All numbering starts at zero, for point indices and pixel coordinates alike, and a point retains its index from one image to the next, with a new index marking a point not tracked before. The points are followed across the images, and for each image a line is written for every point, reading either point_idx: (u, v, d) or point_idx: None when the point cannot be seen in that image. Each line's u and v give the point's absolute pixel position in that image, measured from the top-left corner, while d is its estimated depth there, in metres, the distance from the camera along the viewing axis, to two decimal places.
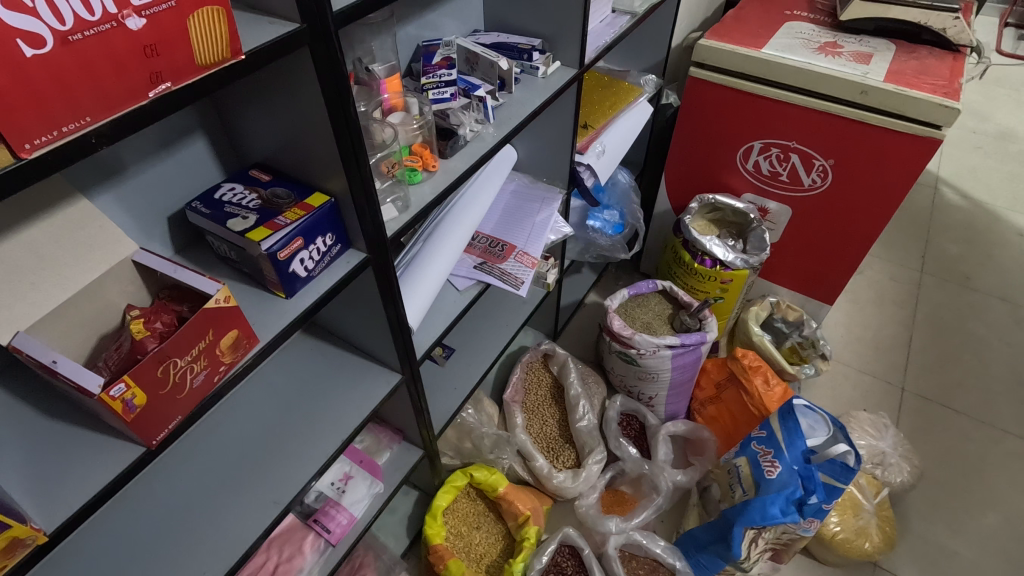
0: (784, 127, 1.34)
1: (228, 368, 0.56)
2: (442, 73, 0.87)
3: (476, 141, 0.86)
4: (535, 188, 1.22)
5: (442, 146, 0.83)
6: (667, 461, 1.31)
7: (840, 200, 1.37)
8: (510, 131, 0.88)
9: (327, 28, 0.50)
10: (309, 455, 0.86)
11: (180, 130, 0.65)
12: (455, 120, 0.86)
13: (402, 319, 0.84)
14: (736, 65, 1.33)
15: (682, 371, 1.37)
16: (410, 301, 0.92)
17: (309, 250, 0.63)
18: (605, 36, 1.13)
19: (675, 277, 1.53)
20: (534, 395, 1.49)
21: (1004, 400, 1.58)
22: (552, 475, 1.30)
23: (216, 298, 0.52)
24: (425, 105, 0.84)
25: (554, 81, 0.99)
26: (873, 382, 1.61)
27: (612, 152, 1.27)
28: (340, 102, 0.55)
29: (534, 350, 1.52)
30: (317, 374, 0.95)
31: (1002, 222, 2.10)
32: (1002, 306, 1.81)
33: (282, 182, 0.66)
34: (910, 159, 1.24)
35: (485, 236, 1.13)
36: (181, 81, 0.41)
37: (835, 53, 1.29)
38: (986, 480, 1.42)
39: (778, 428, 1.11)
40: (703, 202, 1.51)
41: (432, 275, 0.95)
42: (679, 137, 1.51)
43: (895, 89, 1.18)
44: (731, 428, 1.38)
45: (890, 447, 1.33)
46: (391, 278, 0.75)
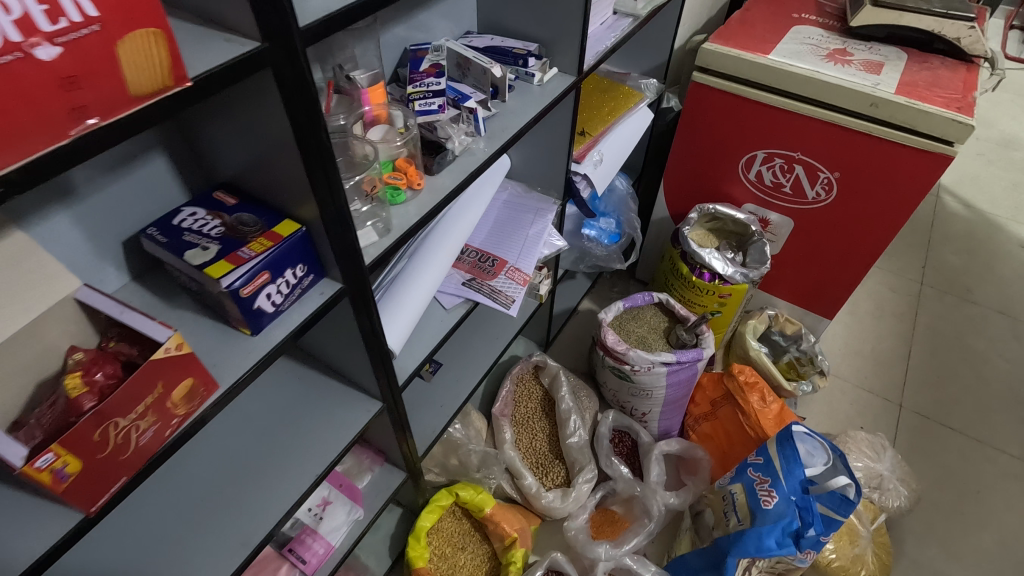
0: (789, 138, 1.29)
1: (181, 421, 0.51)
2: (430, 82, 0.80)
3: (466, 156, 0.80)
4: (528, 198, 1.17)
5: (429, 163, 0.77)
6: (660, 483, 1.27)
7: (844, 214, 1.33)
8: (502, 145, 0.82)
9: (292, 48, 0.44)
10: (284, 489, 0.82)
11: (138, 146, 0.59)
12: (442, 134, 0.79)
13: (383, 347, 0.78)
14: (742, 71, 1.27)
15: (677, 388, 1.33)
16: (390, 325, 0.85)
17: (277, 284, 0.57)
18: (605, 40, 1.07)
19: (671, 289, 1.48)
20: (523, 408, 1.45)
21: (1003, 419, 1.54)
22: (541, 494, 1.26)
23: (165, 348, 0.47)
24: (411, 118, 0.77)
25: (551, 89, 0.94)
26: (870, 398, 1.57)
27: (610, 160, 1.21)
28: (309, 126, 0.49)
29: (525, 361, 1.48)
30: (296, 399, 0.90)
31: (1003, 232, 2.06)
32: (1002, 320, 1.78)
33: (248, 207, 0.60)
34: (920, 175, 1.19)
35: (475, 250, 1.07)
36: (111, 116, 0.35)
37: (845, 61, 1.24)
38: (983, 501, 1.39)
39: (775, 455, 1.07)
40: (702, 213, 1.45)
41: (416, 295, 0.89)
42: (679, 143, 1.45)
43: (907, 102, 1.13)
44: (726, 447, 1.33)
45: (887, 469, 1.30)
46: (369, 309, 0.69)
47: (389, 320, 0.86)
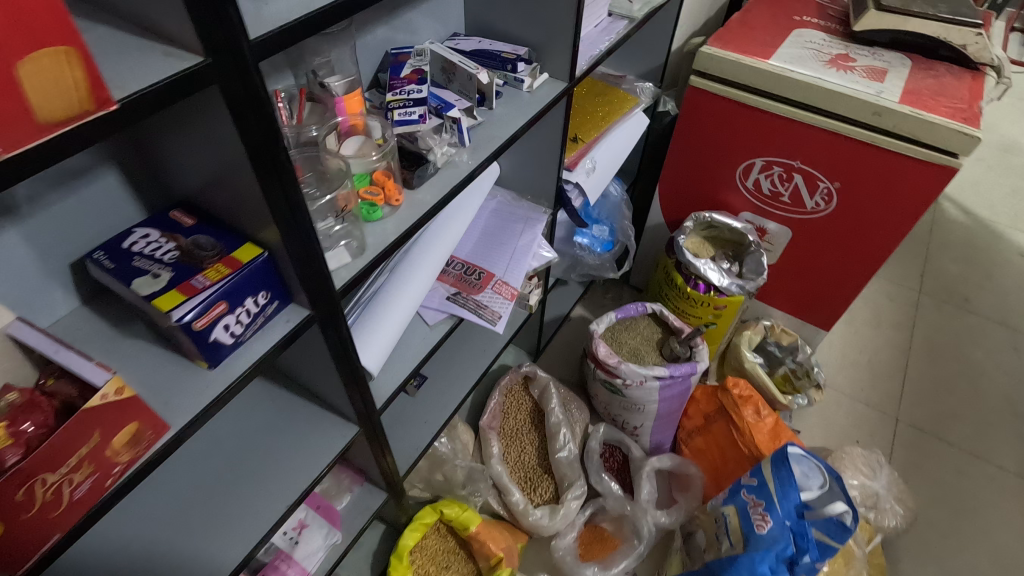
0: (789, 146, 1.25)
1: (125, 468, 0.46)
2: (411, 89, 0.75)
3: (448, 169, 0.76)
4: (518, 206, 1.12)
5: (408, 176, 0.72)
6: (650, 501, 1.23)
7: (844, 225, 1.29)
8: (488, 157, 0.77)
9: (242, 64, 0.39)
10: (254, 517, 0.77)
11: (86, 160, 0.54)
12: (423, 145, 0.74)
13: (358, 371, 0.74)
14: (741, 76, 1.22)
15: (670, 402, 1.30)
16: (365, 345, 0.80)
17: (236, 314, 0.53)
18: (600, 43, 1.02)
19: (665, 298, 1.44)
20: (512, 419, 1.41)
21: (1000, 433, 1.52)
22: (529, 512, 1.23)
23: (101, 394, 0.43)
24: (390, 129, 0.72)
25: (541, 96, 0.89)
26: (867, 411, 1.54)
27: (603, 168, 1.17)
28: (265, 146, 0.44)
29: (514, 372, 1.44)
30: (270, 421, 0.85)
31: (1002, 240, 2.03)
32: (1001, 331, 1.75)
33: (206, 229, 0.55)
34: (922, 187, 1.15)
35: (461, 262, 1.03)
36: (18, 146, 0.31)
37: (848, 67, 1.19)
38: (980, 518, 1.36)
39: (770, 478, 1.03)
40: (698, 221, 1.41)
41: (396, 313, 0.83)
42: (675, 148, 1.41)
43: (911, 111, 1.09)
44: (718, 464, 1.30)
45: (883, 487, 1.27)
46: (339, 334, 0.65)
47: (365, 340, 0.80)
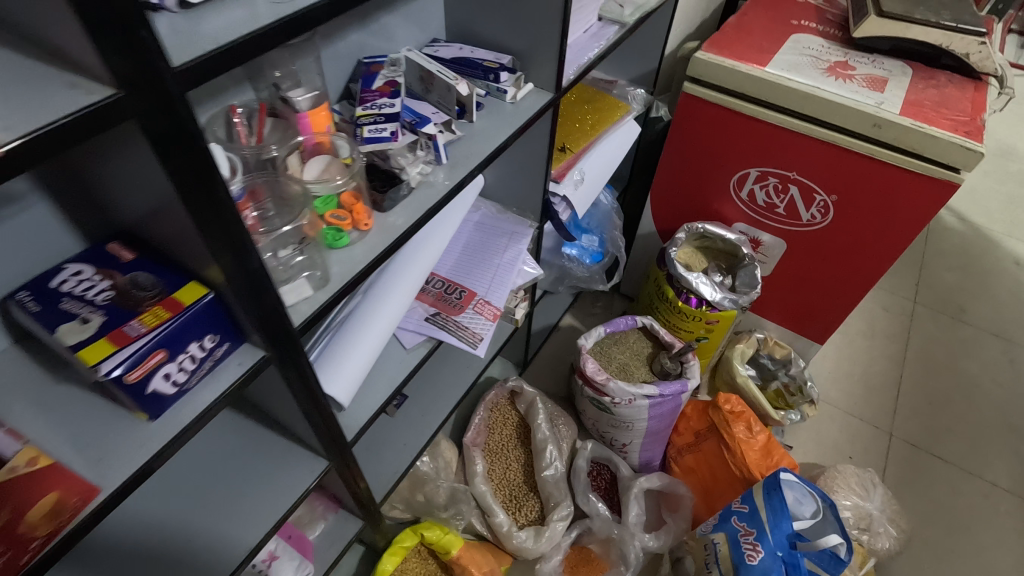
0: (785, 157, 1.20)
1: (45, 542, 0.41)
2: (382, 104, 0.70)
3: (424, 189, 0.71)
4: (503, 219, 1.07)
5: (380, 197, 0.67)
6: (638, 523, 1.20)
7: (841, 238, 1.24)
8: (467, 175, 0.72)
9: (166, 96, 0.34)
10: (215, 563, 0.71)
11: (11, 190, 0.48)
12: (395, 164, 0.69)
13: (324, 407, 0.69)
14: (737, 84, 1.18)
15: (660, 419, 1.26)
16: (332, 375, 0.73)
17: (177, 362, 0.47)
18: (589, 49, 0.97)
19: (656, 311, 1.40)
20: (498, 435, 1.37)
21: (995, 449, 1.49)
22: (513, 534, 1.18)
23: (12, 465, 0.44)
24: (356, 148, 0.67)
25: (526, 108, 0.84)
26: (860, 425, 1.51)
27: (592, 180, 1.12)
28: (201, 185, 0.39)
29: (499, 387, 1.40)
30: (236, 453, 0.80)
31: (998, 248, 2.00)
32: (996, 343, 1.72)
33: (146, 264, 0.50)
34: (923, 202, 1.11)
35: (440, 279, 0.97)
36: None
37: (847, 76, 1.15)
38: (974, 538, 1.33)
39: (762, 505, 1.00)
40: (690, 232, 1.37)
41: (368, 338, 0.76)
42: (668, 157, 1.36)
43: (913, 124, 1.04)
44: (709, 484, 1.26)
45: (876, 508, 1.24)
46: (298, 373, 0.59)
47: (333, 369, 0.73)
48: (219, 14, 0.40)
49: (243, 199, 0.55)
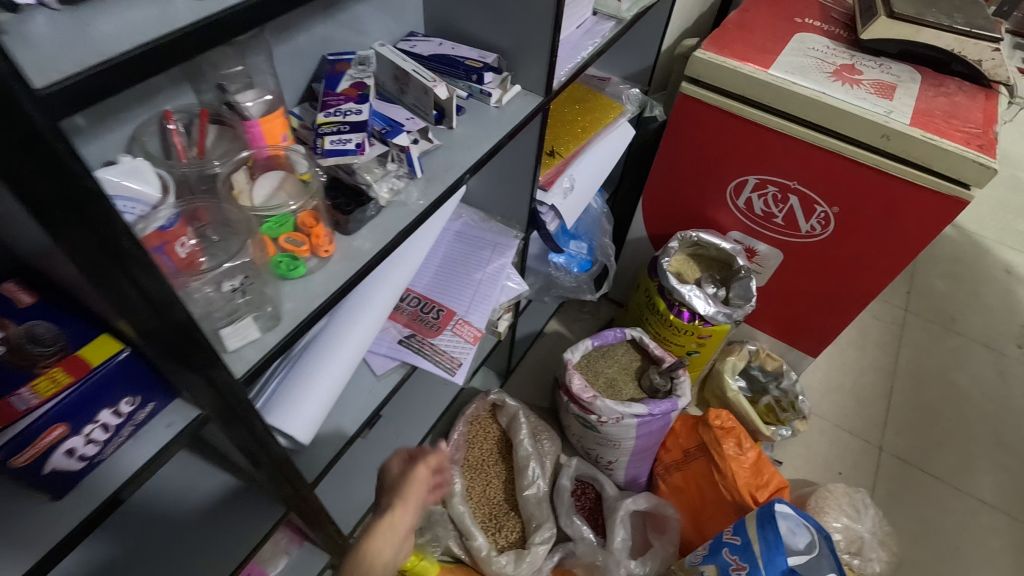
0: (785, 165, 1.14)
1: None
2: (347, 110, 0.60)
3: (395, 208, 0.62)
4: (486, 228, 0.99)
5: (342, 219, 0.58)
6: (624, 548, 1.14)
7: (841, 252, 1.19)
8: (443, 194, 0.64)
9: (26, 125, 0.25)
10: None
11: None
12: (363, 179, 0.61)
13: (279, 456, 0.60)
14: (738, 86, 1.10)
15: (648, 438, 1.20)
16: (289, 416, 0.64)
17: (84, 435, 0.40)
18: (583, 47, 0.88)
19: (646, 323, 1.34)
20: (478, 451, 1.30)
21: (985, 466, 1.46)
22: (492, 559, 1.12)
23: None
24: (316, 162, 0.58)
25: (512, 114, 0.75)
26: (850, 440, 1.47)
27: (583, 187, 1.04)
28: (93, 233, 0.31)
29: (480, 400, 1.33)
30: (195, 494, 0.74)
31: (989, 256, 1.97)
32: (986, 355, 1.70)
33: (45, 310, 0.41)
34: (929, 218, 1.05)
35: (416, 296, 0.90)
36: None
37: (854, 81, 1.08)
38: (962, 559, 1.30)
39: (755, 538, 0.94)
40: (684, 240, 1.30)
41: (330, 371, 0.68)
42: (662, 161, 1.29)
43: (922, 136, 0.98)
44: (696, 505, 1.21)
45: (868, 531, 1.20)
46: (245, 428, 0.51)
47: (290, 408, 0.64)
48: (119, 14, 0.32)
49: (178, 224, 0.46)
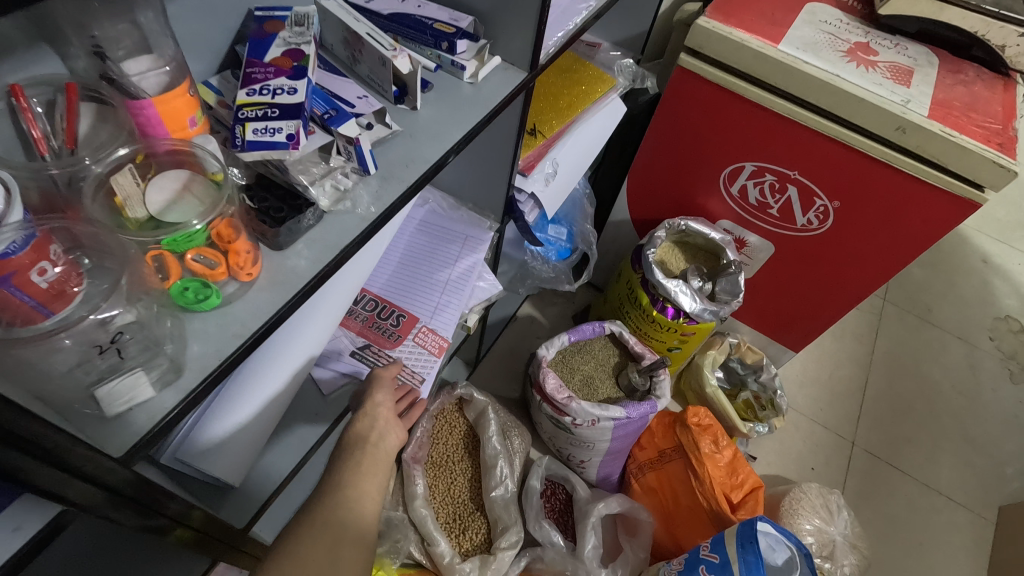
0: (787, 152, 1.04)
1: None
2: (278, 89, 0.46)
3: (340, 215, 0.50)
4: (454, 217, 0.87)
5: (270, 231, 0.46)
6: (595, 555, 1.09)
7: (837, 248, 1.10)
8: (401, 199, 0.52)
9: None
10: None
11: None
12: (298, 178, 0.48)
13: (187, 520, 0.49)
14: (743, 63, 0.99)
15: (623, 439, 1.14)
16: (213, 453, 0.57)
17: None
18: (574, 10, 0.75)
19: (625, 315, 1.25)
20: (442, 447, 1.21)
21: (951, 461, 1.46)
22: (455, 567, 1.05)
23: None
24: (216, 156, 0.44)
25: (488, 93, 0.62)
26: (824, 434, 1.45)
27: (565, 173, 0.92)
28: None
29: (446, 394, 1.23)
30: None
31: (968, 244, 1.95)
32: (960, 347, 1.68)
33: None
34: (935, 220, 0.97)
35: (372, 298, 0.79)
36: None
37: (869, 63, 0.97)
38: (927, 557, 1.31)
39: (734, 558, 0.89)
40: (671, 228, 1.21)
41: (258, 402, 0.60)
42: (651, 140, 1.17)
43: (941, 130, 0.89)
44: (670, 506, 1.17)
45: (839, 534, 1.18)
46: (132, 503, 0.41)
47: (213, 445, 0.57)
48: None
49: (41, 242, 0.33)
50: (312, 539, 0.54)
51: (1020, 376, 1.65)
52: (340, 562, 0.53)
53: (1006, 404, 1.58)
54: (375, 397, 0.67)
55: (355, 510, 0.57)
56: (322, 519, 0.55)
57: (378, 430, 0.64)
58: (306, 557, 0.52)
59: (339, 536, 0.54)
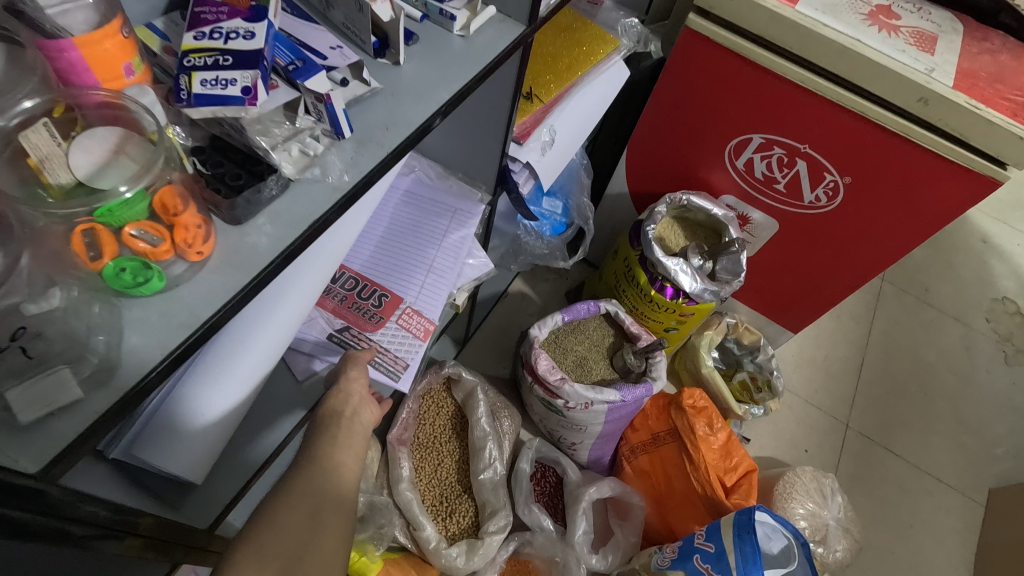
0: (799, 123, 0.97)
1: None
2: (232, 34, 0.39)
3: (308, 184, 0.43)
4: (443, 188, 0.80)
5: (224, 202, 0.39)
6: (585, 540, 1.07)
7: (845, 226, 1.05)
8: (379, 167, 0.45)
9: None
10: None
11: None
12: (257, 140, 0.41)
13: (133, 526, 0.44)
14: (757, 25, 0.91)
15: (617, 422, 1.10)
16: (171, 450, 0.52)
17: None
18: None
19: (621, 294, 1.20)
20: (428, 428, 1.17)
21: (944, 444, 1.45)
22: (442, 552, 1.02)
23: None
24: (150, 110, 0.37)
25: (481, 48, 0.55)
26: (818, 415, 1.43)
27: (563, 142, 0.86)
28: None
29: (433, 373, 1.18)
30: None
31: (969, 223, 1.91)
32: (956, 328, 1.66)
33: None
34: (951, 199, 0.92)
35: (352, 276, 0.73)
36: None
37: (892, 28, 0.90)
38: (915, 540, 1.31)
39: (730, 548, 0.86)
40: (672, 203, 1.15)
41: (225, 395, 0.54)
42: (653, 108, 1.10)
43: (966, 102, 0.83)
44: (662, 490, 1.14)
45: (833, 518, 1.16)
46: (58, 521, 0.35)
47: (168, 439, 0.52)
48: None
49: None
50: (290, 502, 0.48)
51: (1014, 358, 1.63)
52: (316, 539, 0.46)
53: (999, 386, 1.57)
54: (350, 374, 0.62)
55: (327, 481, 0.51)
56: (296, 489, 0.49)
57: (353, 406, 0.59)
58: (283, 524, 0.46)
59: (318, 501, 0.49)
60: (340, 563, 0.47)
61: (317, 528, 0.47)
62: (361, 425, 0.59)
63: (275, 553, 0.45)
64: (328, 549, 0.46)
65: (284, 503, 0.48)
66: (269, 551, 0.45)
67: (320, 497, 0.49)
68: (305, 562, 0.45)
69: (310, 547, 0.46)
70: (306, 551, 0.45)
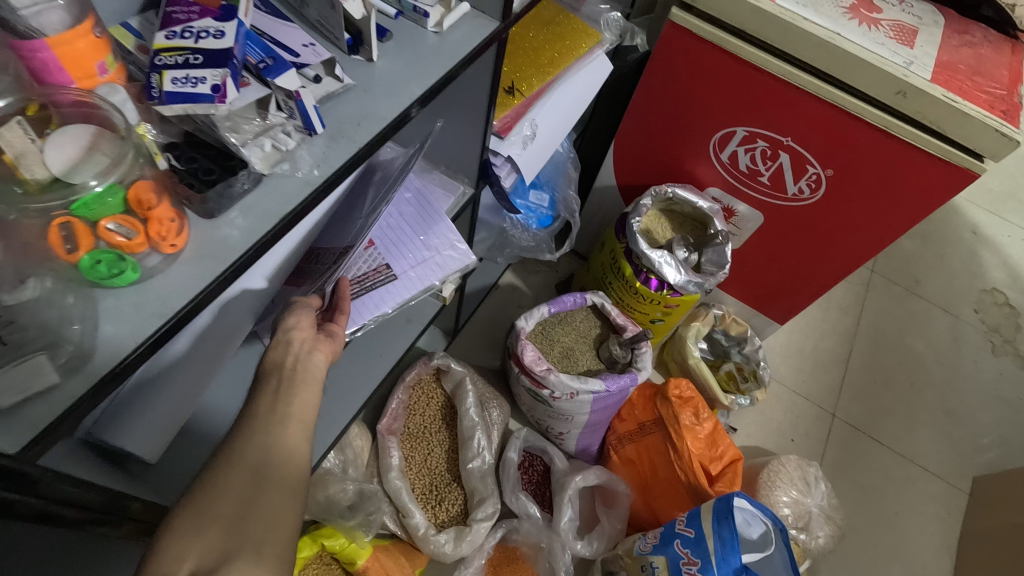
0: (780, 115, 0.98)
1: None
2: (200, 35, 0.41)
3: (280, 180, 0.44)
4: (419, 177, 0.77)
5: (197, 196, 0.41)
6: (571, 527, 1.09)
7: (828, 218, 1.06)
8: (350, 160, 0.47)
9: None
10: None
11: None
12: (231, 136, 0.43)
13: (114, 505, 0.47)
14: (738, 18, 0.92)
15: (603, 411, 1.11)
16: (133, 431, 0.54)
17: None
18: None
19: (608, 286, 1.22)
20: (419, 418, 1.19)
21: (929, 432, 1.47)
22: (430, 538, 1.04)
23: None
24: (122, 106, 0.39)
25: (453, 44, 0.56)
26: (805, 405, 1.44)
27: (546, 135, 0.86)
28: None
29: (423, 364, 1.19)
30: None
31: (959, 213, 1.92)
32: (945, 319, 1.67)
33: None
34: (930, 190, 0.93)
35: None
36: None
37: (873, 21, 0.91)
38: (900, 527, 1.33)
39: (709, 534, 0.88)
40: (657, 196, 1.16)
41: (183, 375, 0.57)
42: (640, 101, 1.10)
43: (944, 95, 0.84)
44: (647, 479, 1.15)
45: (816, 505, 1.18)
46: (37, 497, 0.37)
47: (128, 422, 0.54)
48: None
49: None
50: (229, 465, 0.43)
51: (1001, 349, 1.64)
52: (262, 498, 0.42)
53: (986, 376, 1.58)
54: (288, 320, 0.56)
55: (279, 440, 0.46)
56: (241, 448, 0.45)
57: (294, 355, 0.53)
58: (224, 489, 0.42)
59: (262, 463, 0.44)
60: (291, 523, 0.42)
61: (260, 485, 0.43)
62: (308, 373, 0.52)
63: (218, 516, 0.40)
64: (275, 514, 0.42)
65: (223, 464, 0.43)
66: (210, 515, 0.40)
67: (265, 457, 0.45)
68: (249, 521, 0.40)
69: (256, 506, 0.41)
70: (250, 508, 0.41)
